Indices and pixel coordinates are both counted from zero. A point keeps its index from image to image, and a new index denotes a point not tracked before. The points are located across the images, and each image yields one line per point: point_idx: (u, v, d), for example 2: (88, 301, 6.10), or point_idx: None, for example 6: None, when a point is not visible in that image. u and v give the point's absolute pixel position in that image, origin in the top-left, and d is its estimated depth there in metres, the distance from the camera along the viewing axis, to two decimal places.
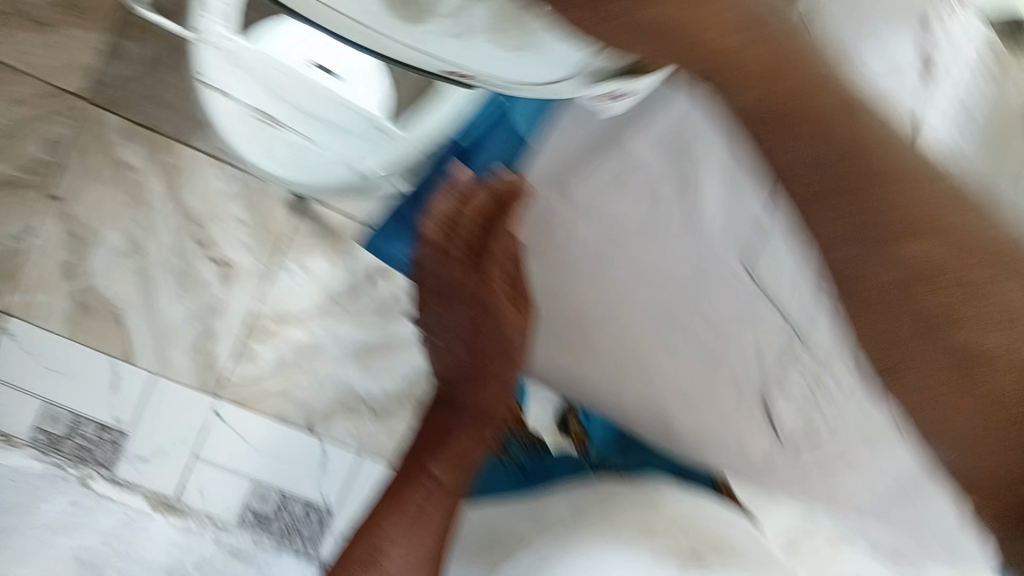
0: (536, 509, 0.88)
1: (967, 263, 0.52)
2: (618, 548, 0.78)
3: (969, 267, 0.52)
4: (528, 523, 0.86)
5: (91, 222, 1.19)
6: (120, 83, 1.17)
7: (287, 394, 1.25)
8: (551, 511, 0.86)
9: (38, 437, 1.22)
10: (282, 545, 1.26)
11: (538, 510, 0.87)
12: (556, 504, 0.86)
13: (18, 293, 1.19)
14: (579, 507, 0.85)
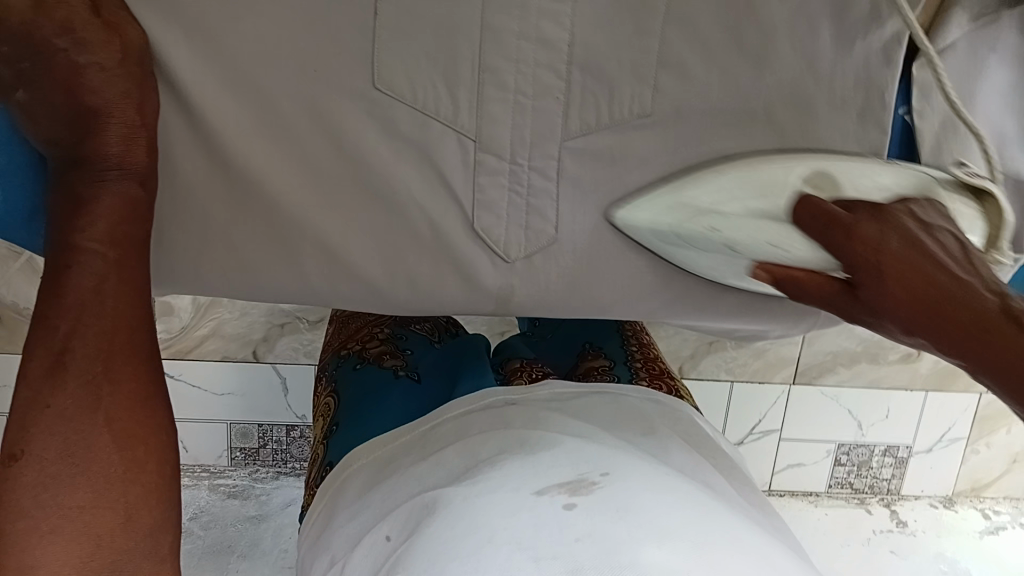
0: (426, 433, 0.65)
1: (917, 279, 0.41)
2: (511, 467, 0.55)
3: (910, 281, 0.41)
4: (412, 456, 0.63)
5: None
6: None
7: (219, 333, 1.18)
8: (442, 439, 0.63)
9: None
10: (279, 469, 1.27)
11: (423, 436, 0.65)
12: (446, 427, 0.64)
13: None
14: (470, 430, 0.63)
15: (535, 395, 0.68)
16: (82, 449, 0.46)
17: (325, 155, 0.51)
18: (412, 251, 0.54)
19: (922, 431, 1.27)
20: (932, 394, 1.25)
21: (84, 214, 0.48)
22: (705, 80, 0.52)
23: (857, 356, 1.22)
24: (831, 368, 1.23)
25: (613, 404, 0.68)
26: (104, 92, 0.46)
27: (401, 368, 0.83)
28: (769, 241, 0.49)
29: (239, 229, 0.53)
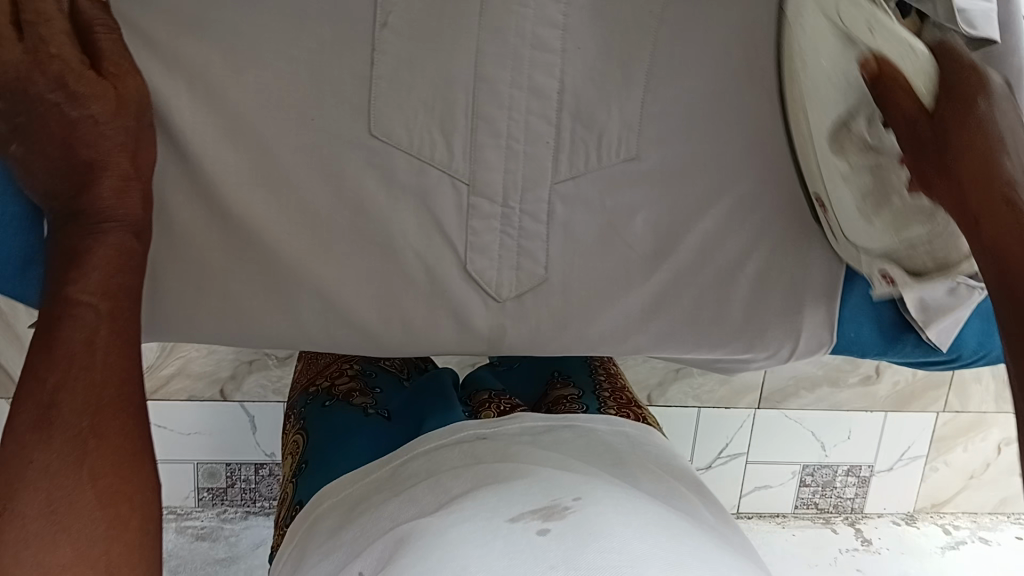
0: (394, 472, 0.67)
1: None
2: (483, 497, 0.56)
3: None
4: (382, 495, 0.65)
5: None
6: None
7: (188, 372, 1.16)
8: (409, 475, 0.66)
9: None
10: (247, 508, 1.26)
11: (391, 474, 0.67)
12: (412, 465, 0.67)
13: None
14: (439, 467, 0.65)
15: (503, 430, 0.70)
16: (63, 503, 0.43)
17: (313, 199, 0.52)
18: (406, 292, 0.55)
19: (883, 451, 1.30)
20: (891, 414, 1.28)
21: (82, 265, 0.48)
22: (687, 123, 0.54)
23: (819, 379, 1.25)
24: (794, 392, 1.26)
25: (579, 437, 0.69)
26: (99, 147, 0.47)
27: (371, 407, 0.83)
28: (909, 52, 0.45)
29: (228, 278, 0.53)
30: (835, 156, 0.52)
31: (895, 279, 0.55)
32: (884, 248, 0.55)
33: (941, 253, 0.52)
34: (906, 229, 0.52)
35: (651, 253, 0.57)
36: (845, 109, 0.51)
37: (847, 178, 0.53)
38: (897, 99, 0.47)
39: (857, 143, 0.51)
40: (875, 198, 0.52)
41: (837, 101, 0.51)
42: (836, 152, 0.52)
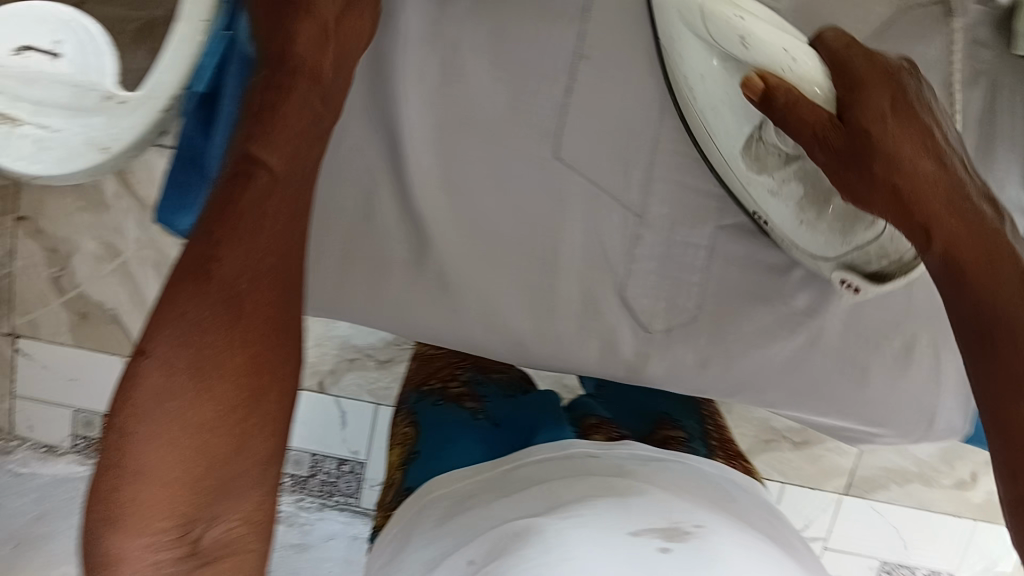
0: (502, 475, 0.70)
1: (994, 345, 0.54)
2: (601, 506, 0.59)
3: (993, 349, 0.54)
4: (491, 494, 0.67)
5: (63, 234, 1.20)
6: None
7: None
8: (519, 480, 0.68)
9: (79, 441, 1.29)
10: (324, 502, 1.31)
11: (501, 478, 0.69)
12: (523, 471, 0.69)
13: (19, 314, 1.24)
14: (549, 476, 0.67)
15: (612, 453, 0.72)
16: (208, 361, 0.49)
17: (495, 229, 0.76)
18: (557, 309, 0.78)
19: (966, 561, 1.27)
20: (981, 524, 1.25)
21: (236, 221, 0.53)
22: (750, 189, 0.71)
23: (911, 476, 1.23)
24: (883, 483, 1.23)
25: (685, 468, 0.71)
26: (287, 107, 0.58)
27: (480, 411, 0.86)
28: (786, 54, 0.62)
29: (424, 275, 0.76)
30: (760, 173, 0.71)
31: (855, 282, 0.72)
32: (838, 255, 0.72)
33: (890, 249, 0.69)
34: (843, 237, 0.71)
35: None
36: (748, 128, 0.70)
37: (774, 190, 0.71)
38: (808, 115, 0.60)
39: (773, 156, 0.70)
40: (814, 197, 0.70)
41: (742, 122, 0.69)
42: (756, 167, 0.71)
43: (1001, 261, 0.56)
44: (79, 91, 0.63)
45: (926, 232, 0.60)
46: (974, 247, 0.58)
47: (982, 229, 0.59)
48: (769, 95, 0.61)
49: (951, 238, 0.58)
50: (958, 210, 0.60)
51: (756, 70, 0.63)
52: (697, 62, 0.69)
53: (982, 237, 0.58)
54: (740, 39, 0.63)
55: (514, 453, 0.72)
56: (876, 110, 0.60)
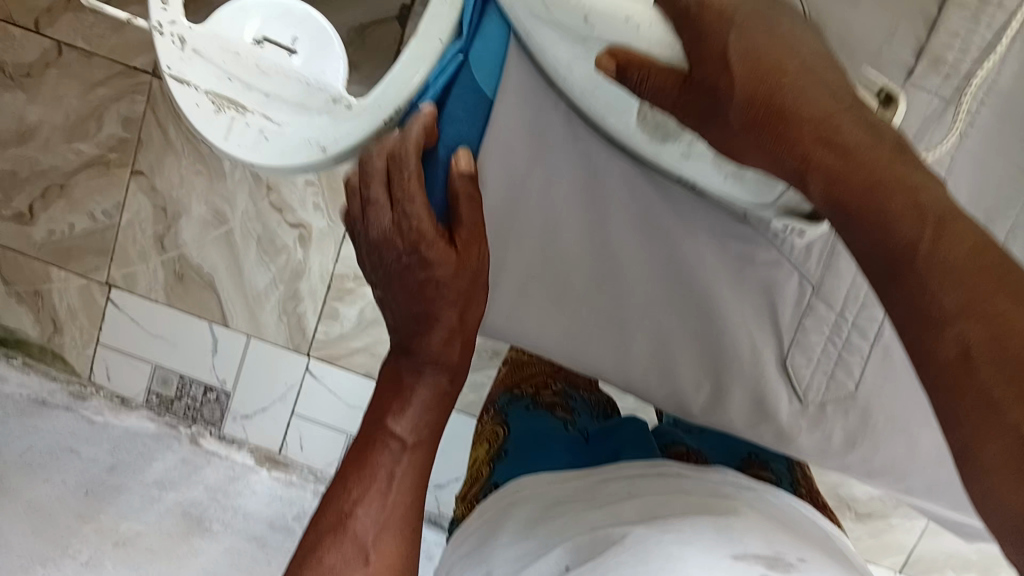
0: (592, 485, 0.68)
1: (927, 314, 0.44)
2: (703, 527, 0.57)
3: (920, 307, 0.44)
4: (581, 501, 0.66)
5: (174, 194, 1.24)
6: None
7: (373, 351, 1.26)
8: (611, 491, 0.67)
9: (152, 398, 1.33)
10: None
11: (591, 487, 0.68)
12: (615, 484, 0.68)
13: (117, 265, 1.28)
14: (641, 492, 0.65)
15: (704, 476, 0.71)
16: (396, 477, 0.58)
17: (678, 263, 0.72)
18: (730, 362, 0.74)
19: None
20: None
21: (404, 407, 0.60)
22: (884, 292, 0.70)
23: (972, 564, 1.21)
24: (941, 567, 1.22)
25: (778, 501, 0.70)
26: (417, 200, 0.56)
27: (571, 423, 0.85)
28: (626, 23, 0.53)
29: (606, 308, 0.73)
30: (663, 142, 0.62)
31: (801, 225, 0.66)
32: (774, 201, 0.64)
33: None
34: (766, 189, 0.62)
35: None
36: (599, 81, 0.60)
37: (687, 155, 0.62)
38: (654, 81, 0.53)
39: (651, 125, 0.61)
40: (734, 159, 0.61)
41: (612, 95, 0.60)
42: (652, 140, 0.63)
43: (889, 194, 0.47)
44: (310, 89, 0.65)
45: (804, 174, 0.50)
46: (856, 179, 0.48)
47: (888, 157, 0.48)
48: (622, 72, 0.53)
49: (831, 178, 0.48)
50: (843, 141, 0.48)
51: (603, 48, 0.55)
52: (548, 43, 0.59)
53: (876, 169, 0.47)
54: (578, 10, 0.54)
55: (606, 465, 0.71)
56: (716, 51, 0.50)
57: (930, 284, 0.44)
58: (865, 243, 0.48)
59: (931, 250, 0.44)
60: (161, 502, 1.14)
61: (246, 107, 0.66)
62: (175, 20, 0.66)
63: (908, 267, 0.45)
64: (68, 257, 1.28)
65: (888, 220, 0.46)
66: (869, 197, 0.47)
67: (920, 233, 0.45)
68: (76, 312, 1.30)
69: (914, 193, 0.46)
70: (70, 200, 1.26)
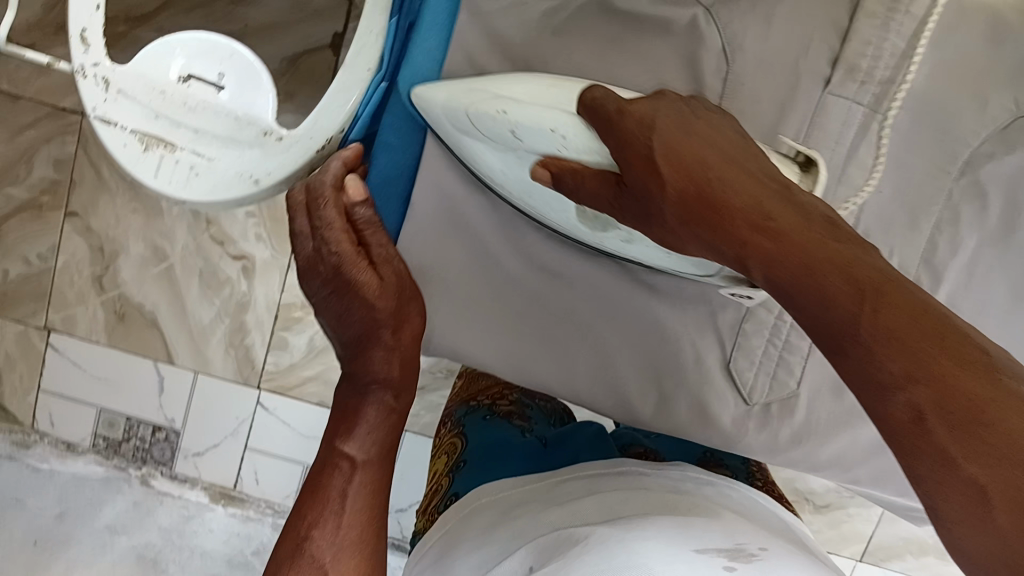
0: (551, 487, 0.69)
1: (876, 384, 0.41)
2: (661, 521, 0.58)
3: (869, 380, 0.41)
4: (540, 502, 0.66)
5: (110, 234, 1.22)
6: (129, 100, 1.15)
7: (324, 378, 1.26)
8: (569, 491, 0.67)
9: (99, 442, 1.29)
10: None
11: (550, 488, 0.69)
12: (573, 484, 0.68)
13: (55, 310, 1.25)
14: (599, 488, 0.66)
15: (662, 472, 0.72)
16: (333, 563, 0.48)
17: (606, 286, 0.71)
18: (673, 371, 0.72)
19: None
20: None
21: (353, 425, 0.54)
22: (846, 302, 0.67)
23: (927, 547, 1.25)
24: (898, 553, 1.25)
25: (738, 496, 0.71)
26: (337, 225, 0.54)
27: (528, 429, 0.85)
28: (552, 134, 0.56)
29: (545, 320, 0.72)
30: (604, 231, 0.63)
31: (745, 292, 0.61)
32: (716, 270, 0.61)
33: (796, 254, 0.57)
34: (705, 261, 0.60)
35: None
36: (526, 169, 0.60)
37: (628, 239, 0.62)
38: (580, 178, 0.55)
39: (588, 215, 0.61)
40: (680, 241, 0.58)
41: (544, 192, 0.62)
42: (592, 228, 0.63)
43: (822, 274, 0.44)
44: (240, 123, 0.67)
45: (742, 262, 0.48)
46: (790, 265, 0.45)
47: (821, 237, 0.46)
48: (555, 178, 0.57)
49: (767, 261, 0.46)
50: (774, 223, 0.46)
51: (538, 158, 0.58)
52: (486, 158, 0.63)
53: (803, 248, 0.45)
54: (498, 114, 0.58)
55: (564, 467, 0.71)
56: (642, 153, 0.50)
57: (878, 355, 0.41)
58: (810, 327, 0.45)
59: (871, 322, 0.41)
60: (112, 547, 1.13)
61: (174, 143, 0.67)
62: (96, 60, 0.66)
63: (851, 342, 0.42)
64: (4, 304, 1.25)
65: (827, 297, 0.43)
66: (805, 274, 0.44)
67: (859, 302, 0.42)
68: (16, 360, 1.27)
69: (851, 266, 0.44)
70: (3, 246, 1.24)
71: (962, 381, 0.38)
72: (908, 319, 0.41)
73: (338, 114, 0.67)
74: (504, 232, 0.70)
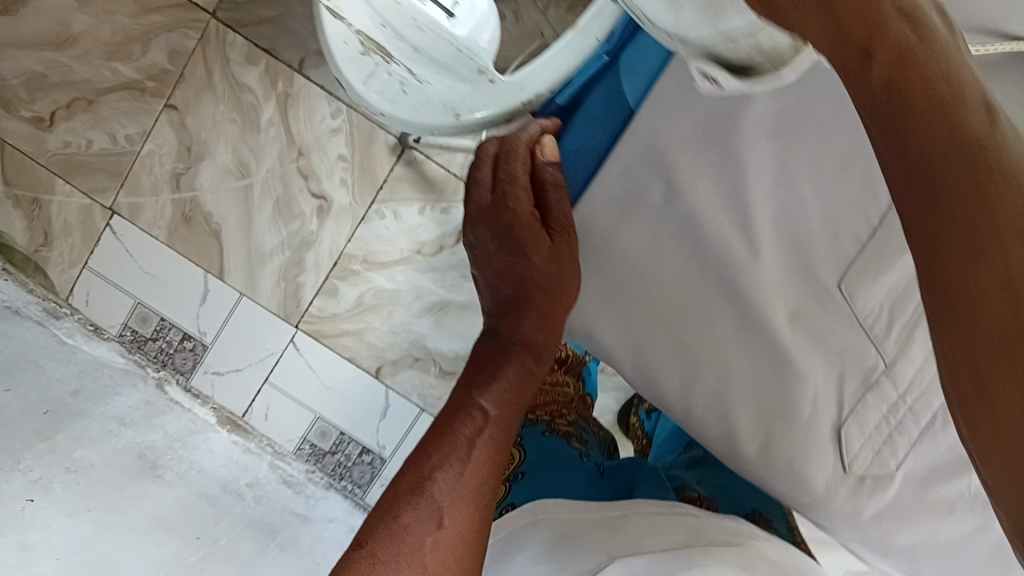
0: (612, 519, 0.71)
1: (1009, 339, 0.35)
2: None
3: (1003, 331, 0.35)
4: (602, 534, 0.68)
5: (201, 136, 1.23)
6: (266, 17, 1.18)
7: (362, 337, 1.26)
8: (630, 527, 0.69)
9: (127, 333, 1.29)
10: (334, 483, 1.28)
11: (612, 520, 0.70)
12: (634, 519, 0.70)
13: (126, 194, 1.26)
14: (663, 531, 0.68)
15: (721, 520, 0.74)
16: (459, 504, 0.51)
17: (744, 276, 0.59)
18: (791, 406, 0.62)
19: None
20: None
21: (490, 379, 0.59)
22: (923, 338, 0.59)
23: None
24: None
25: (792, 555, 0.72)
26: (519, 185, 0.61)
27: (585, 455, 0.87)
28: None
29: (655, 300, 0.60)
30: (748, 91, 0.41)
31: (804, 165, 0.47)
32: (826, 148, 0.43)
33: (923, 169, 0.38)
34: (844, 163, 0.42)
35: (952, 503, 0.62)
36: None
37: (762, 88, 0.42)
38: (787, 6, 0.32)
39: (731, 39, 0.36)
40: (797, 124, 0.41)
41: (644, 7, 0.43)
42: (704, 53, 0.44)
43: (975, 188, 0.35)
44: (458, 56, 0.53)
45: (899, 133, 0.36)
46: (917, 171, 0.36)
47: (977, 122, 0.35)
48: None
49: (919, 137, 0.35)
50: (954, 99, 0.35)
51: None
52: None
53: (963, 147, 0.35)
54: None
55: (625, 501, 0.74)
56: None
57: (1016, 310, 0.35)
58: (934, 247, 0.37)
59: (1019, 257, 0.35)
60: (118, 438, 1.05)
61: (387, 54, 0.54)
62: None
63: (994, 276, 0.35)
64: (77, 173, 1.25)
65: (963, 209, 0.35)
66: (951, 174, 0.35)
67: (1007, 215, 0.35)
68: (72, 229, 1.27)
69: (1011, 182, 0.35)
70: (94, 117, 1.23)
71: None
72: None
73: (557, 73, 0.55)
74: (640, 167, 0.57)
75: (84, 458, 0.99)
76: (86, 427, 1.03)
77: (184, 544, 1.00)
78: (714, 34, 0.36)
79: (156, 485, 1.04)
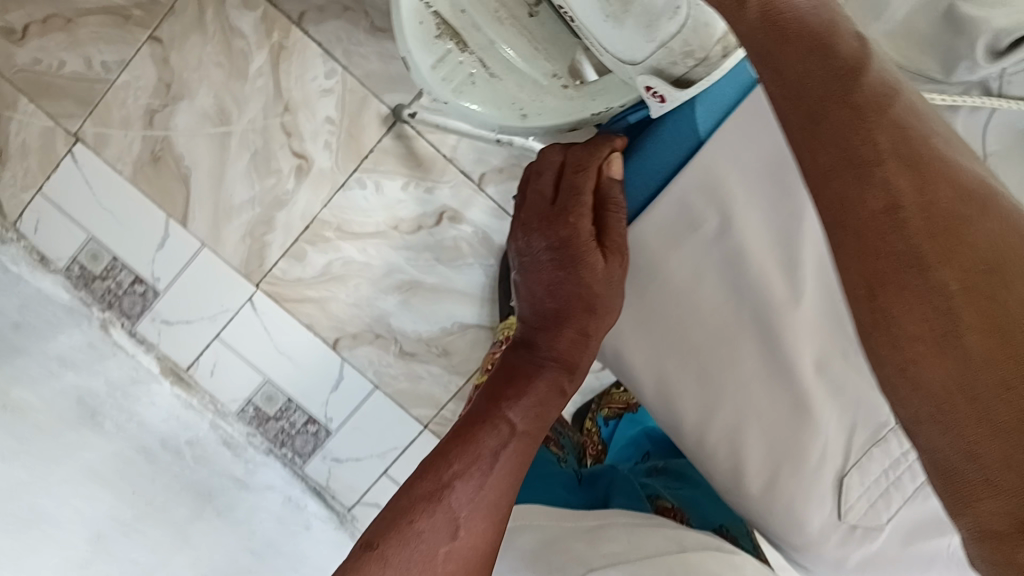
0: (590, 529, 0.64)
1: (934, 332, 0.43)
2: None
3: (933, 330, 0.43)
4: (581, 543, 0.61)
5: (184, 76, 1.17)
6: None
7: (324, 306, 1.23)
8: (610, 538, 0.62)
9: (75, 268, 1.23)
10: (273, 449, 1.27)
11: (590, 530, 0.64)
12: (614, 530, 0.64)
13: (94, 122, 1.19)
14: (644, 544, 0.61)
15: (712, 543, 0.67)
16: (474, 515, 0.55)
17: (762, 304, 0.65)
18: (800, 456, 0.65)
19: None
20: None
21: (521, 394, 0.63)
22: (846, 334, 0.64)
23: None
24: None
25: None
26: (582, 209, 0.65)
27: (563, 461, 0.86)
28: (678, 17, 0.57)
29: (682, 321, 0.67)
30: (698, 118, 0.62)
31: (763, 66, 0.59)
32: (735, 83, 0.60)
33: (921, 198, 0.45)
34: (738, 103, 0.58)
35: (926, 560, 0.64)
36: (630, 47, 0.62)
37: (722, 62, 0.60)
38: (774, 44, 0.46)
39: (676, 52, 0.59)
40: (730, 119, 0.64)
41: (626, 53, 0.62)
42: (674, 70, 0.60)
43: (852, 116, 0.46)
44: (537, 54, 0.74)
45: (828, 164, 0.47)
46: (805, 107, 0.48)
47: (877, 136, 0.46)
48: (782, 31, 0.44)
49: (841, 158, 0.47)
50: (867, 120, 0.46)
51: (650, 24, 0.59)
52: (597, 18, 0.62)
53: (851, 150, 0.46)
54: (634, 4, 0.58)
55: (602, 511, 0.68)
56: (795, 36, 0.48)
57: (942, 303, 0.42)
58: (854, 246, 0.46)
59: (931, 248, 0.43)
60: (57, 381, 0.97)
61: (466, 45, 0.74)
62: None
63: (914, 280, 0.43)
64: (43, 92, 1.18)
65: (872, 213, 0.45)
66: (854, 173, 0.46)
67: (903, 204, 0.44)
68: (32, 150, 1.20)
69: (885, 113, 0.46)
70: (71, 37, 1.15)
71: (971, 305, 0.42)
72: (972, 250, 0.42)
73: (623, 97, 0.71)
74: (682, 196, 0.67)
75: (23, 399, 0.90)
76: (28, 365, 0.95)
77: (121, 500, 0.92)
78: (663, 52, 0.59)
79: (97, 436, 0.96)
